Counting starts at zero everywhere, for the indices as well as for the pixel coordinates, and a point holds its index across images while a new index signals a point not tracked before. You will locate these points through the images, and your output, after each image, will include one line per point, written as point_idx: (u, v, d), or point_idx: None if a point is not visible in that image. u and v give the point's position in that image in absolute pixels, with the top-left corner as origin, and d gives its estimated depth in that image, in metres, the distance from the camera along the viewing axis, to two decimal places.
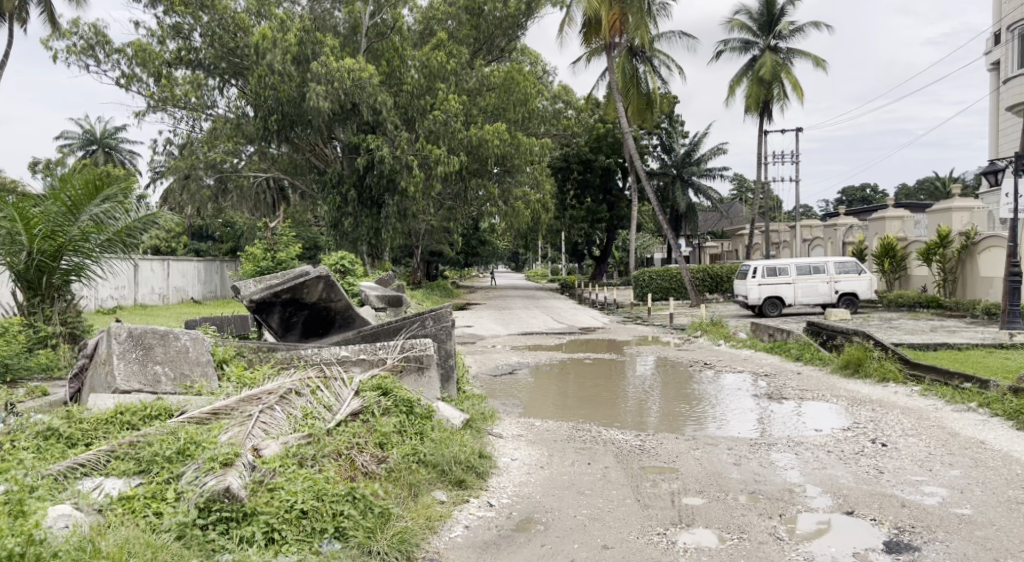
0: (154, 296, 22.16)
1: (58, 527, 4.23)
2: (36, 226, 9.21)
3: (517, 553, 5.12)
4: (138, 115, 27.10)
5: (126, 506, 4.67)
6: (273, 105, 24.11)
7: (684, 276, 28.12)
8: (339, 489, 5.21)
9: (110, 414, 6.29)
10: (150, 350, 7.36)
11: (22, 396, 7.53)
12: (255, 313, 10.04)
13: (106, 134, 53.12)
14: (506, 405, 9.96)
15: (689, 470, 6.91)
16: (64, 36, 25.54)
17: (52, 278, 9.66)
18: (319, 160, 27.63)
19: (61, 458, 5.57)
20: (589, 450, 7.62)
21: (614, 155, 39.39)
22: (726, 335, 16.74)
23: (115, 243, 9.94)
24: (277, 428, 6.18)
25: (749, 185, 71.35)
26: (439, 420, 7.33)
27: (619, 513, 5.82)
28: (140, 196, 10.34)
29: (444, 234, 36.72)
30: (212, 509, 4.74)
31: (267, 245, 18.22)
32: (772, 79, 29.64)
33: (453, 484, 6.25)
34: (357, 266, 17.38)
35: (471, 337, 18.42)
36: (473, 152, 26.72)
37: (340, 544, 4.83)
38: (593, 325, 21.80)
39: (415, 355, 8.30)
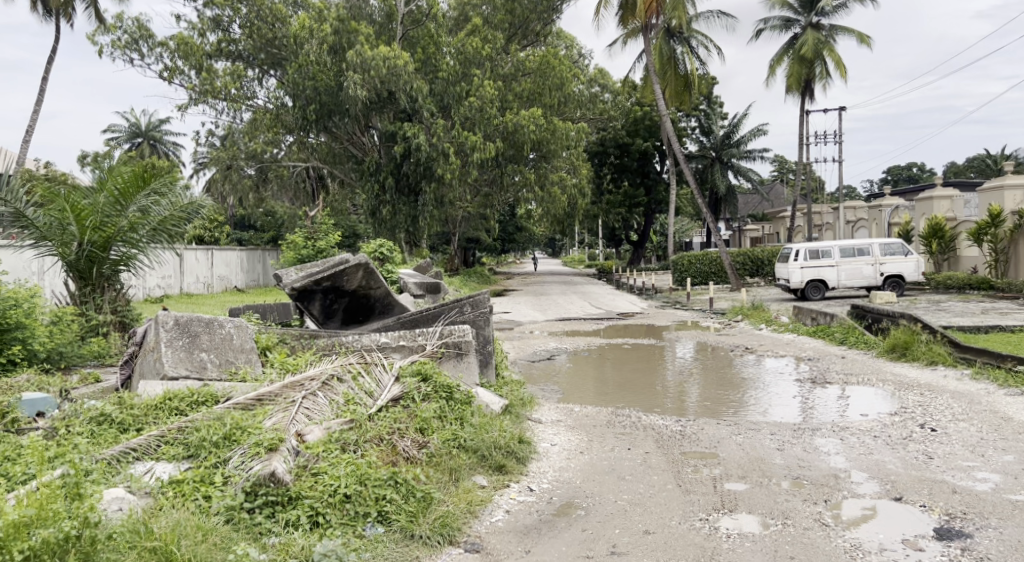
0: (200, 285, 22.64)
1: (112, 510, 4.36)
2: (85, 218, 9.46)
3: (558, 538, 5.13)
4: (181, 108, 27.64)
5: (177, 489, 4.79)
6: (312, 94, 24.40)
7: (724, 260, 27.76)
8: (381, 474, 5.28)
9: (159, 400, 6.46)
10: (196, 338, 7.52)
11: (77, 383, 7.77)
12: (297, 301, 10.19)
13: (151, 127, 54.19)
14: (545, 391, 10.00)
15: (731, 455, 6.84)
16: (109, 31, 26.11)
17: (102, 268, 9.91)
18: (356, 148, 27.81)
19: (114, 442, 5.74)
20: (629, 435, 7.59)
21: (651, 138, 38.97)
22: (768, 319, 16.52)
23: (160, 233, 10.19)
24: (320, 414, 6.28)
25: (791, 166, 70.02)
26: (479, 406, 7.37)
27: (660, 498, 5.79)
28: (184, 187, 10.56)
29: (481, 221, 36.81)
30: (258, 493, 4.84)
31: (308, 233, 18.47)
32: (814, 58, 28.93)
33: (493, 469, 6.30)
34: (396, 253, 17.54)
35: (509, 323, 18.47)
36: (509, 138, 26.67)
37: (382, 528, 4.90)
38: (631, 310, 21.67)
39: (454, 341, 8.33)
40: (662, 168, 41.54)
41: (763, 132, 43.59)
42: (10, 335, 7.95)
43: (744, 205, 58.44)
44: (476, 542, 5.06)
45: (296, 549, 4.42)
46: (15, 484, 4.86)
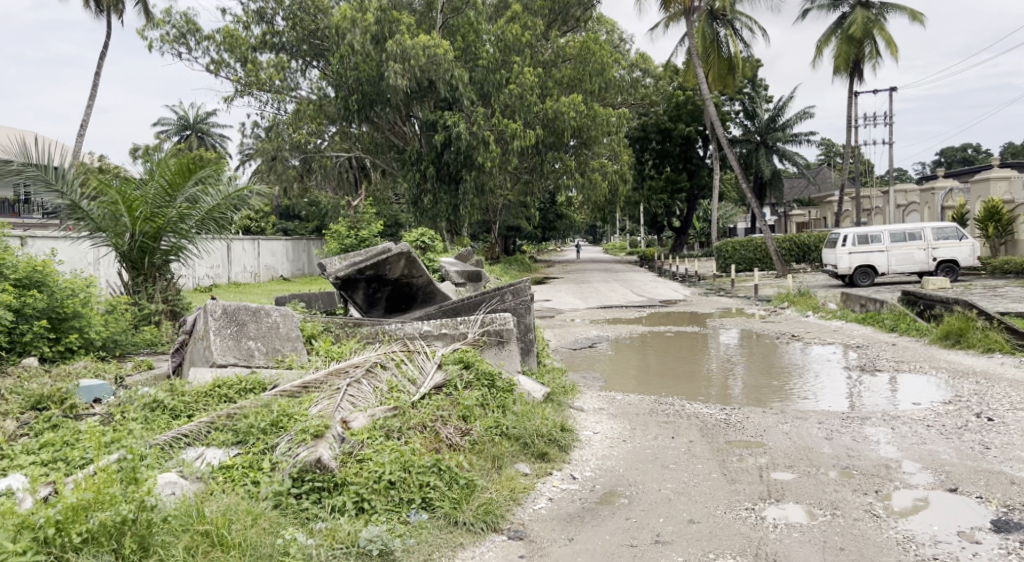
0: (247, 274, 23.09)
1: (166, 494, 4.48)
2: (137, 208, 9.72)
3: (602, 526, 5.11)
4: (228, 100, 28.14)
5: (227, 475, 4.90)
6: (354, 84, 24.69)
7: (770, 245, 27.26)
8: (424, 461, 5.33)
9: (209, 387, 6.61)
10: (244, 326, 7.68)
11: (131, 370, 8.02)
12: (341, 289, 10.31)
13: (198, 119, 55.38)
14: (586, 379, 9.97)
15: (777, 444, 6.72)
16: (158, 26, 26.68)
17: (154, 258, 10.17)
18: (397, 138, 27.99)
19: (166, 428, 5.90)
20: (672, 424, 7.52)
21: (694, 123, 38.41)
22: (814, 305, 16.18)
23: (208, 222, 10.42)
24: (364, 401, 6.35)
25: (838, 149, 68.34)
26: (521, 394, 7.38)
27: (705, 487, 5.73)
28: (230, 176, 10.75)
29: (521, 208, 36.77)
30: (305, 479, 4.93)
31: (351, 223, 18.69)
32: (863, 37, 28.13)
33: (536, 456, 6.30)
34: (437, 242, 17.63)
35: (550, 311, 18.46)
36: (550, 125, 26.56)
37: (426, 514, 4.94)
38: (674, 297, 21.45)
39: (496, 329, 8.34)
40: (705, 153, 40.94)
41: (809, 115, 42.62)
42: (67, 323, 8.16)
43: (790, 190, 57.24)
44: (519, 529, 5.07)
45: (342, 535, 4.48)
46: (74, 468, 5.03)
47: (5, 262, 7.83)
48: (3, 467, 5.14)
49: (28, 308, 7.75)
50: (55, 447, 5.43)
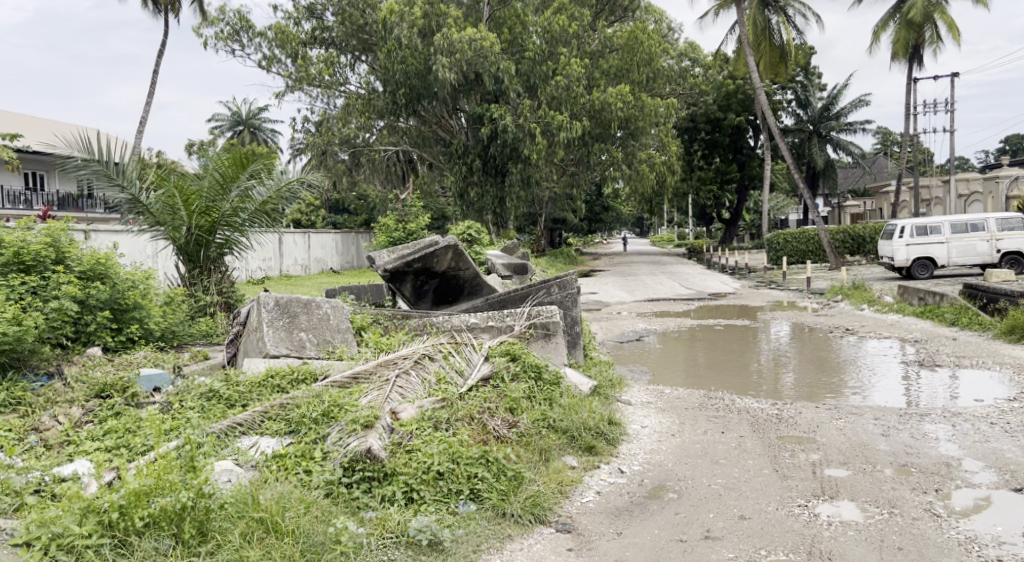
0: (298, 267, 23.53)
1: (222, 481, 4.60)
2: (192, 202, 9.99)
3: (651, 520, 5.08)
4: (279, 95, 28.67)
5: (279, 463, 5.00)
6: (402, 78, 24.88)
7: (823, 237, 26.60)
8: (472, 452, 5.37)
9: (263, 377, 6.76)
10: (295, 318, 7.83)
11: (188, 360, 8.25)
12: (389, 282, 10.44)
13: (251, 115, 56.53)
14: (633, 372, 9.89)
15: (831, 440, 6.58)
16: (212, 23, 27.28)
17: (208, 251, 10.43)
18: (444, 131, 28.15)
19: (222, 417, 6.05)
20: (722, 419, 7.41)
21: (744, 113, 37.69)
22: (870, 298, 15.77)
23: (261, 215, 10.65)
24: (413, 392, 6.42)
25: (895, 138, 66.25)
26: (568, 386, 7.37)
27: (756, 483, 5.64)
28: (281, 170, 10.94)
29: (567, 201, 36.65)
30: (355, 468, 5.01)
31: (399, 216, 18.86)
32: (923, 22, 27.21)
33: (583, 449, 6.28)
34: (484, 235, 17.71)
35: (596, 304, 18.38)
36: (597, 116, 26.36)
37: (475, 506, 4.97)
38: (723, 290, 21.13)
39: (542, 322, 8.33)
40: (756, 143, 40.15)
41: (865, 103, 41.44)
42: (128, 314, 8.42)
43: (844, 180, 55.76)
44: (567, 522, 5.06)
45: (392, 524, 4.54)
46: (135, 454, 5.20)
47: (70, 255, 8.09)
48: (69, 452, 5.35)
49: (92, 299, 7.99)
50: (117, 434, 5.62)
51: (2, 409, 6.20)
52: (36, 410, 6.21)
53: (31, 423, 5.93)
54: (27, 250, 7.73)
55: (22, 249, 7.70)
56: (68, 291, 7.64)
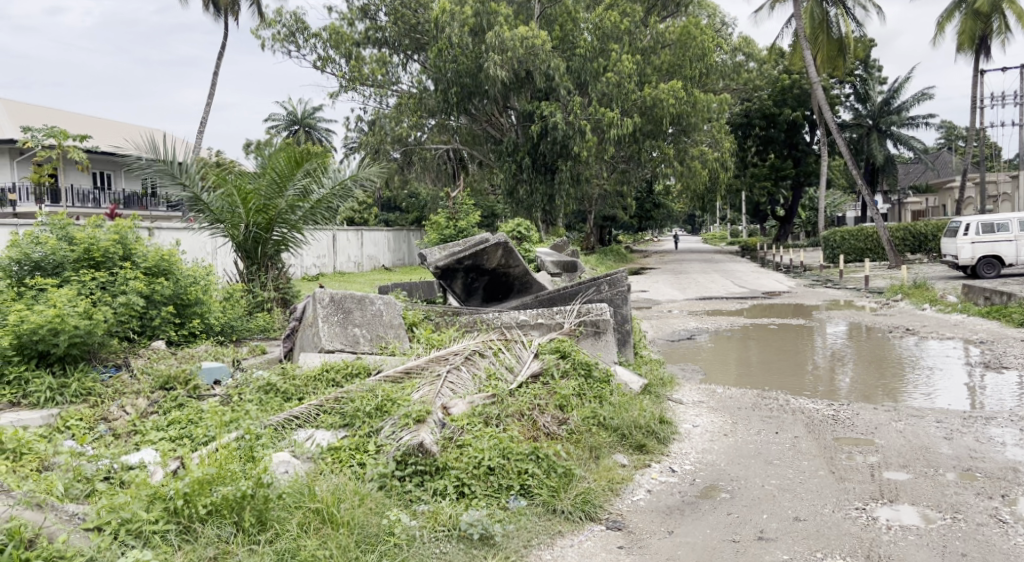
0: (351, 264, 23.94)
1: (281, 472, 4.74)
2: (250, 201, 10.27)
3: (702, 520, 5.04)
4: (333, 95, 29.21)
5: (335, 456, 5.12)
6: (453, 78, 25.15)
7: (883, 234, 25.84)
8: (523, 448, 5.40)
9: (318, 371, 6.92)
10: (349, 314, 7.99)
11: (246, 354, 8.47)
12: (440, 279, 10.57)
13: (306, 114, 57.75)
14: (685, 371, 9.80)
15: (889, 442, 6.42)
16: (269, 25, 27.94)
17: (266, 248, 10.73)
18: (494, 129, 28.27)
19: (279, 410, 6.22)
20: (776, 419, 7.30)
21: (800, 108, 36.89)
22: (932, 298, 15.30)
23: (316, 213, 10.87)
24: (463, 388, 6.48)
25: (960, 132, 63.99)
26: (618, 384, 7.35)
27: (812, 485, 5.54)
28: (335, 168, 11.13)
29: (618, 198, 36.40)
30: (408, 462, 5.08)
31: (449, 213, 19.04)
32: (991, 12, 26.27)
33: (634, 448, 6.25)
34: (533, 233, 17.77)
35: (647, 302, 18.26)
36: (648, 113, 26.12)
37: (526, 501, 5.01)
38: (777, 288, 20.73)
39: (592, 319, 8.31)
40: (812, 138, 39.28)
41: (928, 96, 40.15)
42: (191, 309, 8.70)
43: (905, 176, 54.04)
44: (618, 520, 5.04)
45: (445, 517, 4.59)
46: (198, 444, 5.39)
47: (136, 251, 8.41)
48: (136, 441, 5.56)
49: (158, 294, 8.29)
50: (181, 424, 5.83)
51: (74, 399, 6.48)
52: (105, 400, 6.47)
53: (100, 413, 6.19)
54: (96, 247, 8.07)
55: (92, 246, 8.07)
56: (134, 287, 7.93)
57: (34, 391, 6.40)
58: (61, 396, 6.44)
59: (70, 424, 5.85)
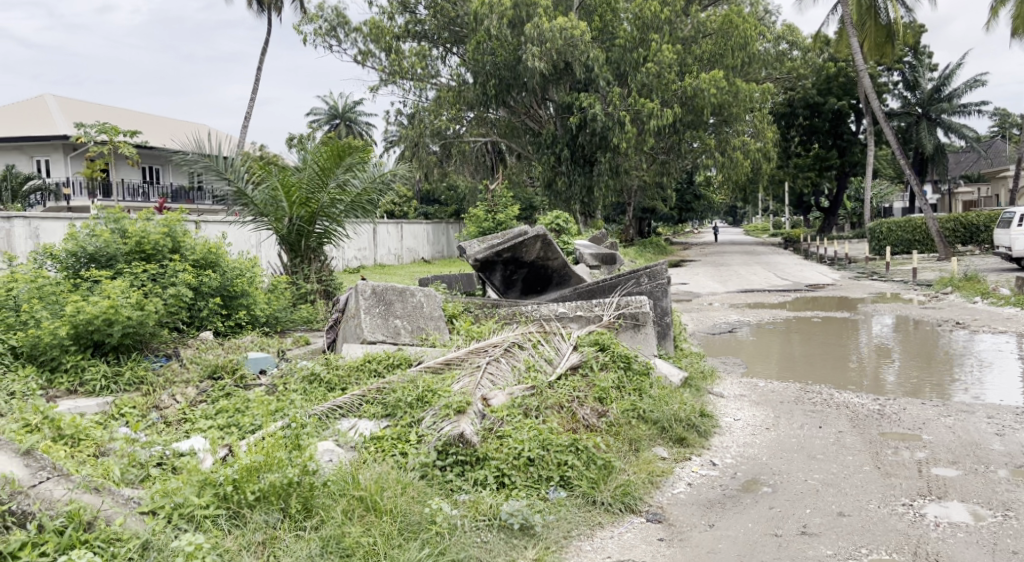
0: (391, 256, 24.19)
1: (325, 460, 4.84)
2: (294, 193, 10.45)
3: (744, 513, 5.00)
4: (374, 89, 29.48)
5: (378, 445, 5.20)
6: (492, 70, 25.21)
7: (932, 225, 25.17)
8: (563, 440, 5.42)
9: (361, 362, 7.04)
10: (391, 306, 8.09)
11: (291, 344, 8.62)
12: (479, 271, 10.62)
13: (347, 108, 58.33)
14: (726, 364, 9.71)
15: (938, 438, 6.29)
16: (312, 20, 28.29)
17: (309, 240, 10.90)
18: (533, 121, 28.23)
19: (324, 399, 6.34)
20: (820, 413, 7.19)
21: (846, 96, 36.12)
22: (984, 290, 14.88)
23: (357, 206, 11.01)
24: (503, 380, 6.51)
25: (1015, 119, 61.95)
26: (658, 377, 7.32)
27: (856, 480, 5.45)
28: (376, 162, 11.25)
29: (658, 189, 36.07)
30: (448, 452, 5.14)
31: (489, 206, 19.10)
32: None
33: (674, 441, 6.23)
34: (572, 225, 17.73)
35: (687, 294, 18.11)
36: (688, 103, 25.81)
37: (565, 492, 5.03)
38: (821, 281, 20.37)
39: (631, 313, 8.25)
40: (859, 127, 38.40)
41: (981, 83, 38.90)
42: (237, 301, 8.89)
43: (956, 165, 52.52)
44: (658, 512, 5.04)
45: (485, 507, 4.64)
46: (245, 432, 5.54)
47: (184, 244, 8.63)
48: (186, 429, 5.73)
49: (205, 287, 8.51)
50: (229, 413, 5.99)
51: (128, 387, 6.70)
52: (157, 389, 6.67)
53: (152, 401, 6.39)
54: (147, 240, 8.33)
55: (143, 239, 8.32)
56: (183, 279, 8.14)
57: (90, 379, 6.64)
58: (115, 385, 6.67)
59: (124, 411, 6.04)
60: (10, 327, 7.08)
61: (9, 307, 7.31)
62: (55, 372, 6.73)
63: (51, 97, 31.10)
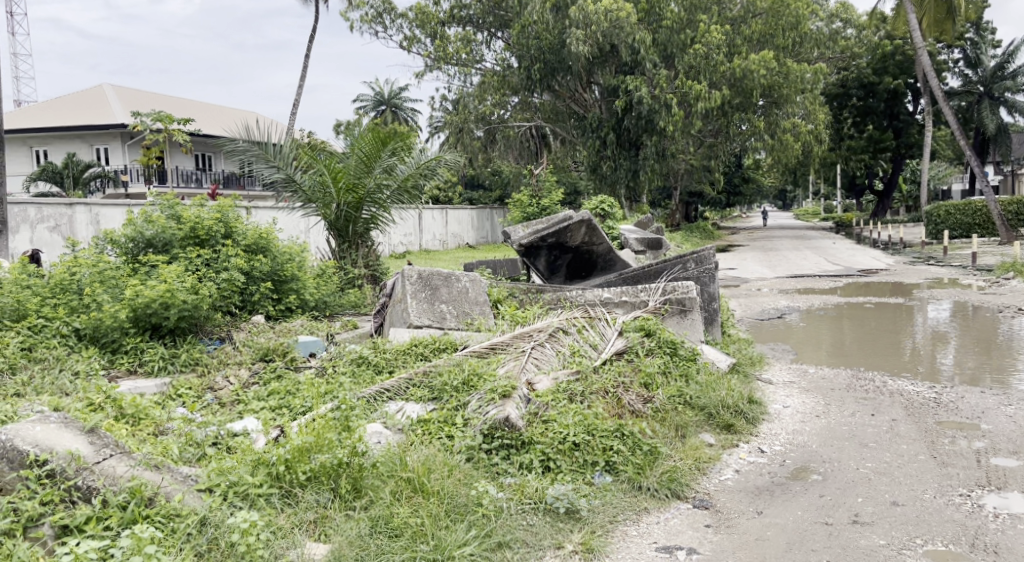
0: (436, 242, 24.34)
1: (374, 442, 4.93)
2: (340, 179, 10.57)
3: (793, 501, 4.94)
4: (419, 74, 29.61)
5: (425, 427, 5.27)
6: (536, 54, 25.07)
7: (992, 208, 24.26)
8: (608, 425, 5.42)
9: (407, 346, 7.14)
10: (436, 291, 8.17)
11: (340, 328, 8.75)
12: (524, 256, 10.62)
13: (393, 94, 58.72)
14: (775, 350, 9.57)
15: (997, 427, 6.09)
16: (358, 7, 28.49)
17: (356, 226, 11.05)
18: (578, 105, 28.00)
19: (372, 382, 6.45)
20: (872, 401, 7.04)
21: (903, 75, 34.96)
22: None
23: (403, 191, 11.10)
24: (548, 364, 6.53)
25: None
26: (705, 363, 7.25)
27: (911, 469, 5.33)
28: (420, 148, 11.33)
29: (705, 172, 35.47)
30: (494, 435, 5.18)
31: (534, 191, 19.08)
32: None
33: (721, 428, 6.17)
34: (617, 210, 17.56)
35: (735, 279, 17.84)
36: (737, 85, 25.32)
37: (611, 477, 5.03)
38: (874, 266, 19.82)
39: (678, 298, 8.18)
40: (915, 107, 37.18)
41: None
42: (287, 285, 9.05)
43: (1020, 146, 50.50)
44: (705, 499, 5.00)
45: (531, 490, 4.66)
46: (296, 413, 5.67)
47: (236, 230, 8.83)
48: (240, 410, 5.88)
49: (256, 271, 8.69)
50: (280, 395, 6.13)
51: (184, 368, 6.91)
52: (211, 370, 6.87)
53: (207, 382, 6.59)
54: (201, 225, 8.55)
55: (197, 225, 8.55)
56: (235, 264, 8.34)
57: (149, 360, 6.86)
58: (172, 366, 6.88)
59: (181, 392, 6.23)
60: (74, 310, 7.33)
61: (72, 290, 7.57)
62: (116, 353, 6.97)
63: (109, 87, 31.97)
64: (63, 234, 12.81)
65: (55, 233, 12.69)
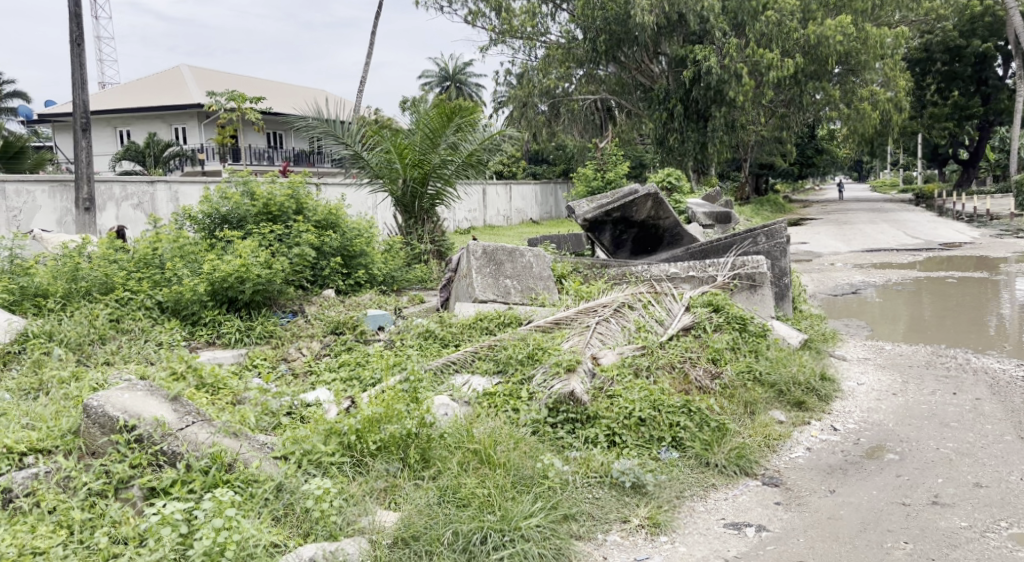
0: (501, 217, 24.42)
1: (441, 413, 5.01)
2: (406, 155, 10.68)
3: (868, 480, 4.80)
4: (484, 49, 29.53)
5: (490, 400, 5.32)
6: (601, 25, 24.65)
7: None
8: (675, 401, 5.37)
9: (473, 320, 7.20)
10: (501, 266, 8.20)
11: (407, 303, 8.88)
12: (588, 231, 10.52)
13: (456, 71, 58.90)
14: (850, 326, 9.26)
15: None
16: None
17: (422, 202, 11.17)
18: (644, 77, 27.47)
19: (438, 355, 6.54)
20: (954, 379, 6.75)
21: (993, 38, 32.96)
22: None
23: (468, 166, 11.12)
24: (613, 339, 6.50)
25: None
26: (776, 339, 7.08)
27: (995, 450, 5.10)
28: (485, 123, 11.33)
29: (777, 144, 34.37)
30: (559, 410, 5.19)
31: (599, 166, 18.88)
32: None
33: (792, 405, 6.04)
34: (685, 183, 17.23)
35: (807, 254, 17.30)
36: (812, 52, 24.35)
37: (677, 453, 4.98)
38: (957, 239, 18.90)
39: (747, 273, 7.99)
40: (1006, 72, 34.98)
41: None
42: (356, 260, 9.21)
43: None
44: (775, 476, 4.92)
45: (596, 464, 4.67)
46: (366, 385, 5.81)
47: (307, 206, 9.09)
48: (313, 381, 6.07)
49: (327, 247, 8.89)
50: (350, 366, 6.29)
51: (259, 340, 7.15)
52: (285, 343, 7.10)
53: (281, 353, 6.82)
54: (274, 202, 8.83)
55: (269, 201, 8.82)
56: (307, 239, 8.56)
57: (226, 332, 7.15)
58: (248, 338, 7.13)
59: (257, 362, 6.48)
60: (156, 284, 7.65)
61: (155, 265, 7.91)
62: (196, 325, 7.27)
63: (185, 68, 33.03)
64: (146, 211, 13.37)
65: (139, 210, 13.25)
